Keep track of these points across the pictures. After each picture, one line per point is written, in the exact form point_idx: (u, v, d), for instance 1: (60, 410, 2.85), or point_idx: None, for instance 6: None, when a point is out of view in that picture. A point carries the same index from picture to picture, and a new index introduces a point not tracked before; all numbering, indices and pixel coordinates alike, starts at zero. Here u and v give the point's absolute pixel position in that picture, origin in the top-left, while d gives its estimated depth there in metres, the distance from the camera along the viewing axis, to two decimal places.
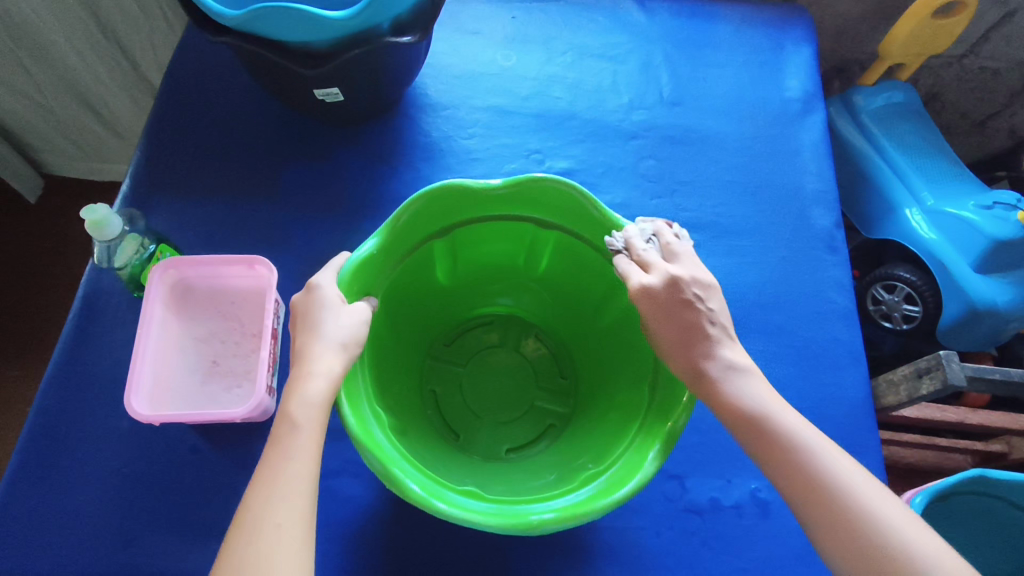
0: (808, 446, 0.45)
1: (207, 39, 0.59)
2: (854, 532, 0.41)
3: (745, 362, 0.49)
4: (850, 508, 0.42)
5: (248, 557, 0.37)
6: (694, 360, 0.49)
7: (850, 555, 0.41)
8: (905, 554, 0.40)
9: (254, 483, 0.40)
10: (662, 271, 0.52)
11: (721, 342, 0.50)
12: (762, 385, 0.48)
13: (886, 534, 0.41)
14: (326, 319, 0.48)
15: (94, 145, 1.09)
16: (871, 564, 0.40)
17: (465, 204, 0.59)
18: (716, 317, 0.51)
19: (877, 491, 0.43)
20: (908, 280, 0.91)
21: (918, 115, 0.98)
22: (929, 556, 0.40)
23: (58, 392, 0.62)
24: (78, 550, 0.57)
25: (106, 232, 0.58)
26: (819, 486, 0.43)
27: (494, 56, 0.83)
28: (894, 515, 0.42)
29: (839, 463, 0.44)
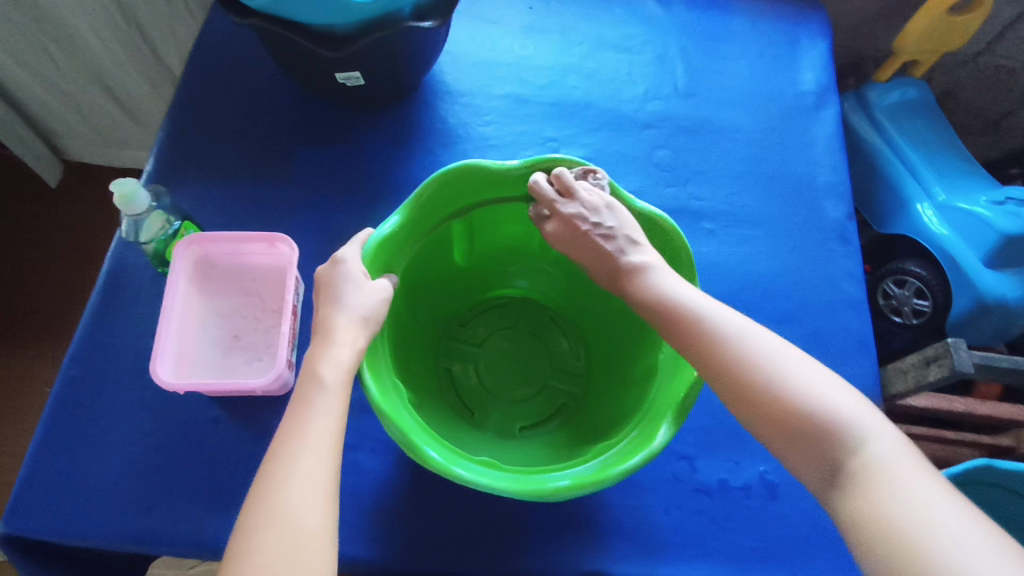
0: (707, 317, 0.47)
1: (234, 21, 0.61)
2: (751, 386, 0.44)
3: (652, 259, 0.53)
4: (749, 371, 0.44)
5: (278, 508, 0.39)
6: (610, 270, 0.55)
7: (752, 411, 0.43)
8: (800, 396, 0.42)
9: (281, 442, 0.42)
10: (558, 215, 0.57)
11: (624, 252, 0.54)
12: (668, 273, 0.52)
13: (781, 386, 0.43)
14: (348, 292, 0.49)
15: (115, 131, 1.11)
16: (768, 414, 0.43)
17: (484, 185, 0.60)
18: (618, 232, 0.55)
19: (777, 346, 0.45)
20: (919, 275, 0.92)
21: (931, 112, 0.98)
22: (819, 394, 0.42)
23: (84, 363, 0.64)
24: (102, 515, 0.58)
25: (134, 206, 0.60)
26: (717, 351, 0.46)
27: (512, 45, 0.85)
28: (790, 363, 0.44)
29: (743, 328, 0.46)
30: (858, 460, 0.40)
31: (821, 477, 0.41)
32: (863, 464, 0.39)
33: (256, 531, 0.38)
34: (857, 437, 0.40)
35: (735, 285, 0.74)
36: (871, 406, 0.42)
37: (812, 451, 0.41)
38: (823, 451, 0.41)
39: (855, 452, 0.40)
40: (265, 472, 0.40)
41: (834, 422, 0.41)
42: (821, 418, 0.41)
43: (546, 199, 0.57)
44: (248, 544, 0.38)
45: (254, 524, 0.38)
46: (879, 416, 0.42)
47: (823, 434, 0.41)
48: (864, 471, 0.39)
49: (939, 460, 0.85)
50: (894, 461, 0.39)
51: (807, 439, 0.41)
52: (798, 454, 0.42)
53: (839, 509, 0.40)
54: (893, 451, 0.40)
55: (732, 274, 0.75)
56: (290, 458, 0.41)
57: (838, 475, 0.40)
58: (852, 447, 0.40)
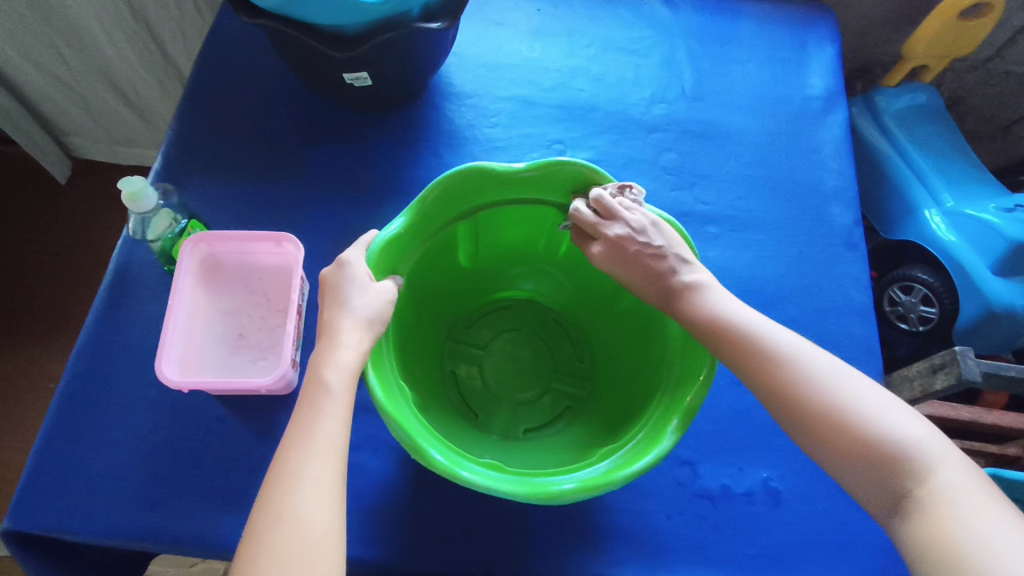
0: (762, 337, 0.47)
1: (243, 21, 0.61)
2: (808, 410, 0.43)
3: (705, 279, 0.52)
4: (810, 396, 0.43)
5: (287, 509, 0.39)
6: (662, 290, 0.53)
7: (810, 434, 0.43)
8: (863, 421, 0.42)
9: (287, 444, 0.42)
10: (604, 236, 0.57)
11: (677, 270, 0.53)
12: (724, 293, 0.51)
13: (845, 411, 0.42)
14: (353, 294, 0.49)
15: (123, 129, 1.11)
16: (826, 437, 0.42)
17: (489, 187, 0.60)
18: (667, 252, 0.54)
19: (838, 369, 0.45)
20: (925, 282, 0.91)
21: (940, 117, 0.98)
22: (883, 418, 0.42)
23: (90, 359, 0.64)
24: (106, 511, 0.59)
25: (142, 204, 0.60)
26: (772, 372, 0.45)
27: (519, 47, 0.85)
28: (848, 386, 0.43)
29: (804, 350, 0.46)
30: (923, 488, 0.39)
31: (885, 504, 0.41)
32: (932, 493, 0.39)
33: (263, 533, 0.38)
34: (924, 465, 0.40)
35: (740, 290, 0.74)
36: (938, 432, 0.41)
37: (875, 477, 0.41)
38: (886, 478, 0.40)
39: (922, 480, 0.39)
40: (272, 474, 0.41)
41: (898, 448, 0.40)
42: (885, 444, 0.41)
43: (590, 223, 0.58)
44: (257, 546, 0.38)
45: (261, 526, 0.38)
46: (947, 441, 0.41)
47: (886, 460, 0.41)
48: (929, 500, 0.39)
49: None
50: (959, 490, 0.38)
51: (868, 465, 0.41)
52: (859, 480, 0.42)
53: (902, 536, 0.39)
54: (960, 479, 0.39)
55: (738, 279, 0.74)
56: (296, 459, 0.41)
57: (904, 503, 0.40)
58: (917, 475, 0.40)
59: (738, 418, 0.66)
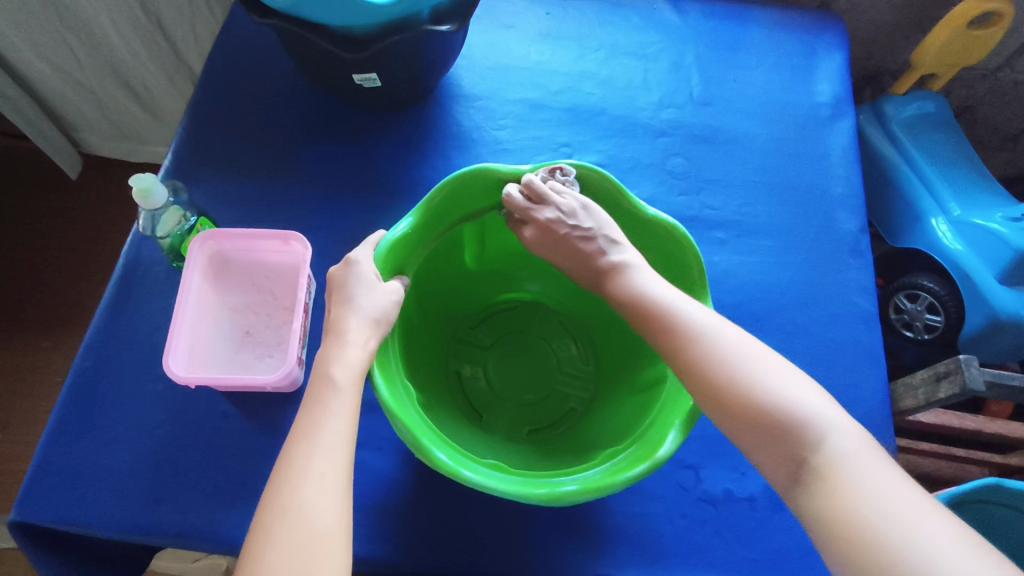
0: (679, 314, 0.49)
1: (255, 21, 0.62)
2: (715, 382, 0.45)
3: (635, 259, 0.55)
4: (718, 367, 0.45)
5: (294, 506, 0.39)
6: (593, 270, 0.57)
7: (716, 406, 0.45)
8: (767, 394, 0.44)
9: (294, 441, 0.42)
10: (535, 220, 0.58)
11: (604, 250, 0.56)
12: (648, 272, 0.54)
13: (753, 383, 0.44)
14: (360, 294, 0.50)
15: (134, 126, 1.12)
16: (731, 408, 0.44)
17: (497, 189, 0.60)
18: (595, 235, 0.57)
19: (744, 342, 0.47)
20: (931, 290, 0.91)
21: (948, 125, 0.97)
22: (785, 388, 0.44)
23: (98, 354, 0.65)
24: (112, 504, 0.59)
25: (153, 200, 0.61)
26: (688, 347, 0.47)
27: (528, 50, 0.85)
28: (758, 360, 0.45)
29: (714, 324, 0.48)
30: (821, 455, 0.41)
31: (784, 474, 0.42)
32: (826, 460, 0.41)
33: (271, 529, 0.38)
34: (818, 434, 0.42)
35: (746, 295, 0.74)
36: (836, 405, 0.43)
37: (774, 447, 0.43)
38: (785, 447, 0.42)
39: (816, 448, 0.41)
40: (280, 471, 0.41)
41: (794, 417, 0.42)
42: (783, 413, 0.43)
43: (521, 208, 0.59)
44: (265, 542, 0.38)
45: (270, 522, 0.39)
46: (844, 414, 0.44)
47: (786, 429, 0.42)
48: (825, 467, 0.40)
49: (948, 477, 0.84)
50: (852, 457, 0.40)
51: (768, 434, 0.43)
52: (762, 450, 0.43)
53: (801, 505, 0.41)
54: (854, 448, 0.41)
55: (743, 284, 0.75)
56: (303, 456, 0.41)
57: (801, 470, 0.41)
58: (813, 443, 0.41)
59: None
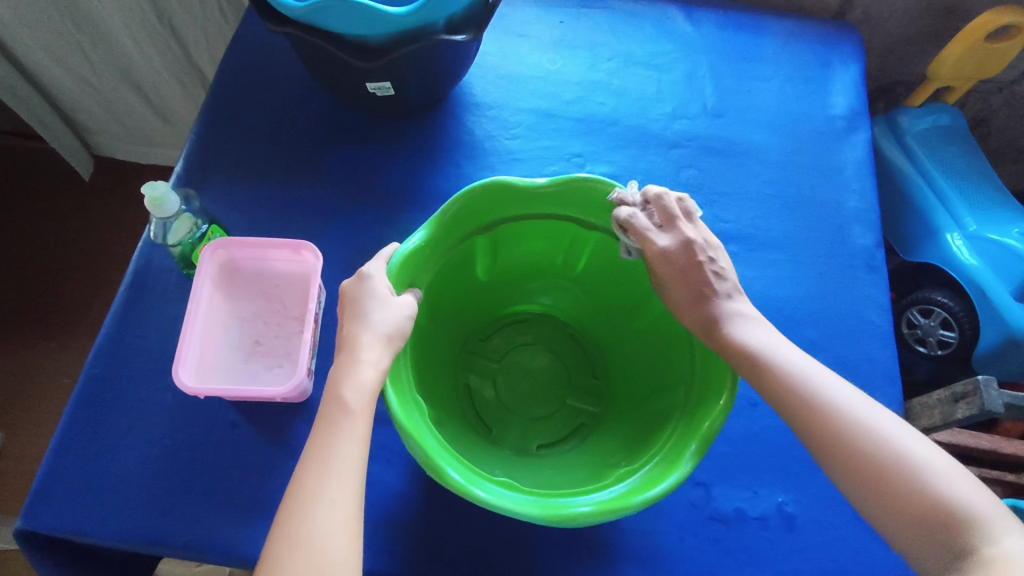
0: (814, 382, 0.47)
1: (270, 28, 0.61)
2: (866, 462, 0.44)
3: (753, 312, 0.53)
4: (863, 442, 0.44)
5: (304, 532, 0.40)
6: (702, 316, 0.53)
7: (863, 487, 0.44)
8: (925, 478, 0.42)
9: (306, 465, 0.43)
10: (678, 234, 0.55)
11: (730, 297, 0.53)
12: (768, 329, 0.52)
13: (905, 467, 0.43)
14: (373, 309, 0.49)
15: (145, 129, 1.12)
16: (887, 491, 0.43)
17: (511, 202, 0.60)
18: (725, 276, 0.54)
19: (889, 418, 0.45)
20: (945, 305, 0.90)
21: (964, 139, 0.97)
22: (940, 472, 0.42)
23: (107, 361, 0.65)
24: (119, 514, 0.59)
25: (164, 209, 0.60)
26: (826, 420, 0.46)
27: (541, 59, 0.85)
28: (907, 441, 0.44)
29: (856, 396, 0.46)
30: (991, 550, 0.39)
31: (942, 565, 0.41)
32: (996, 554, 0.39)
33: (283, 555, 0.39)
34: (984, 527, 0.40)
35: (758, 310, 0.73)
36: (994, 494, 0.42)
37: (932, 536, 0.41)
38: (945, 538, 0.41)
39: (989, 542, 0.40)
40: (292, 495, 0.41)
41: (951, 504, 0.41)
42: (940, 499, 0.41)
43: (669, 215, 0.56)
44: (275, 568, 0.39)
45: (281, 547, 0.39)
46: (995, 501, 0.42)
47: (948, 519, 0.41)
48: (996, 562, 0.39)
49: None
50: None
51: (928, 523, 0.41)
52: (913, 538, 0.42)
53: None
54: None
55: (757, 298, 0.74)
56: (315, 482, 0.42)
57: (964, 562, 0.40)
58: (984, 537, 0.40)
59: (754, 440, 0.66)
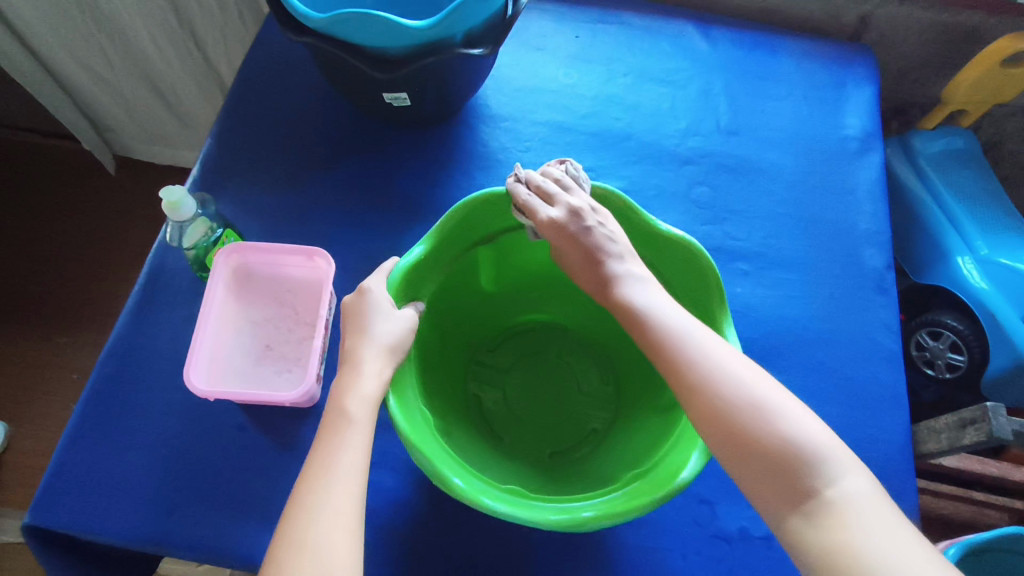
0: (682, 332, 0.48)
1: (290, 38, 0.61)
2: (723, 409, 0.44)
3: (643, 273, 0.53)
4: (716, 385, 0.45)
5: (306, 545, 0.40)
6: (599, 276, 0.54)
7: (720, 434, 0.44)
8: (777, 420, 0.43)
9: (308, 476, 0.43)
10: (563, 204, 0.56)
11: (620, 258, 0.54)
12: (647, 283, 0.52)
13: (759, 411, 0.43)
14: (377, 322, 0.50)
15: (162, 130, 1.14)
16: (741, 435, 0.43)
17: (517, 209, 0.62)
18: (615, 238, 0.55)
19: (739, 361, 0.46)
20: (953, 328, 0.90)
21: (977, 163, 0.96)
22: (794, 419, 0.43)
23: (119, 360, 0.65)
24: (125, 512, 0.59)
25: (181, 213, 0.61)
26: (691, 368, 0.46)
27: (556, 73, 0.85)
28: (763, 387, 0.44)
29: (706, 339, 0.47)
30: (831, 492, 0.40)
31: (785, 508, 0.41)
32: (838, 496, 0.40)
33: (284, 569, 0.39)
34: (831, 471, 0.41)
35: (767, 328, 0.73)
36: (839, 440, 0.43)
37: (780, 481, 0.42)
38: (792, 481, 0.41)
39: (829, 483, 0.41)
40: (295, 508, 0.42)
41: (804, 450, 0.42)
42: (795, 445, 0.42)
43: (548, 192, 0.58)
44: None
45: (283, 561, 0.39)
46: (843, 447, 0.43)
47: (795, 462, 0.41)
48: (835, 505, 0.40)
49: (966, 521, 0.83)
50: (864, 497, 0.40)
51: (775, 466, 0.42)
52: (761, 483, 0.42)
53: (805, 540, 0.40)
54: (862, 487, 0.41)
55: (764, 317, 0.74)
56: (318, 493, 0.42)
57: (806, 503, 0.41)
58: (825, 479, 0.41)
59: None
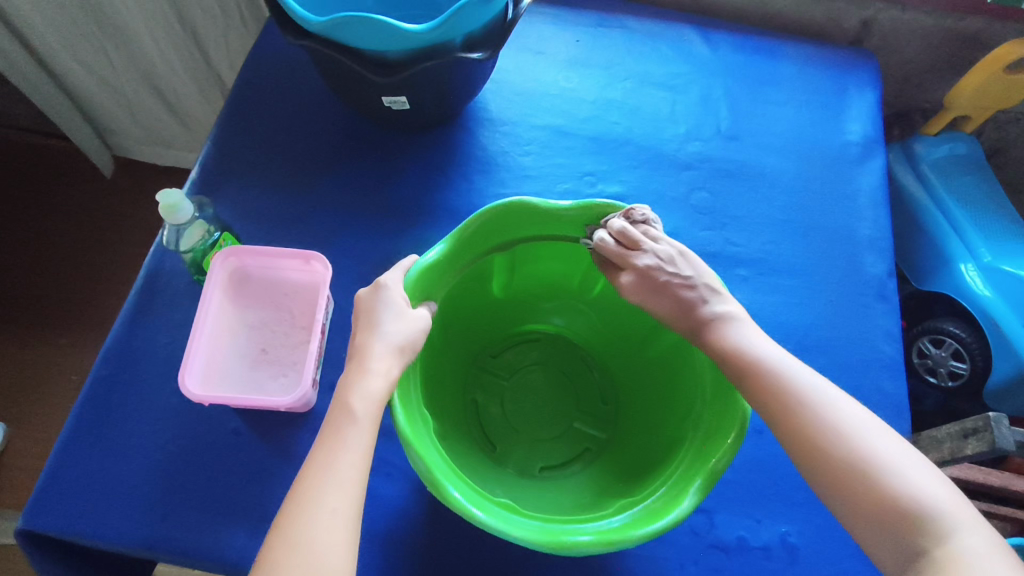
0: (787, 380, 0.47)
1: (289, 41, 0.61)
2: (836, 461, 0.44)
3: (736, 311, 0.53)
4: (822, 435, 0.45)
5: (302, 540, 0.40)
6: (691, 320, 0.54)
7: (828, 483, 0.44)
8: (886, 475, 0.42)
9: (310, 470, 0.44)
10: (634, 266, 0.57)
11: (706, 300, 0.54)
12: (750, 326, 0.52)
13: (869, 466, 0.43)
14: (387, 320, 0.50)
15: (163, 132, 1.14)
16: (850, 487, 0.43)
17: (532, 221, 0.61)
18: (696, 285, 0.55)
19: (855, 411, 0.46)
20: (956, 335, 0.89)
21: (981, 169, 0.95)
22: (907, 474, 0.42)
23: (115, 363, 0.65)
24: (119, 516, 0.59)
25: (178, 216, 0.61)
26: (798, 416, 0.46)
27: (556, 77, 0.85)
28: (871, 438, 0.44)
29: (822, 388, 0.47)
30: (942, 551, 0.40)
31: (896, 561, 0.41)
32: (948, 554, 0.39)
33: (279, 561, 0.40)
34: (945, 528, 0.40)
35: (767, 335, 0.73)
36: (959, 495, 0.42)
37: (889, 535, 0.41)
38: (903, 536, 0.41)
39: (941, 541, 0.40)
40: (293, 501, 0.42)
41: (917, 505, 0.41)
42: (907, 499, 0.41)
43: (615, 252, 0.58)
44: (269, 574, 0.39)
45: (279, 554, 0.40)
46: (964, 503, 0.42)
47: (905, 518, 0.41)
48: (948, 563, 0.39)
49: None
50: (979, 557, 0.39)
51: (884, 519, 0.41)
52: (873, 534, 0.42)
53: None
54: (981, 546, 0.39)
55: (764, 324, 0.73)
56: (317, 490, 0.42)
57: (916, 561, 0.40)
58: (935, 537, 0.40)
59: (758, 468, 0.65)
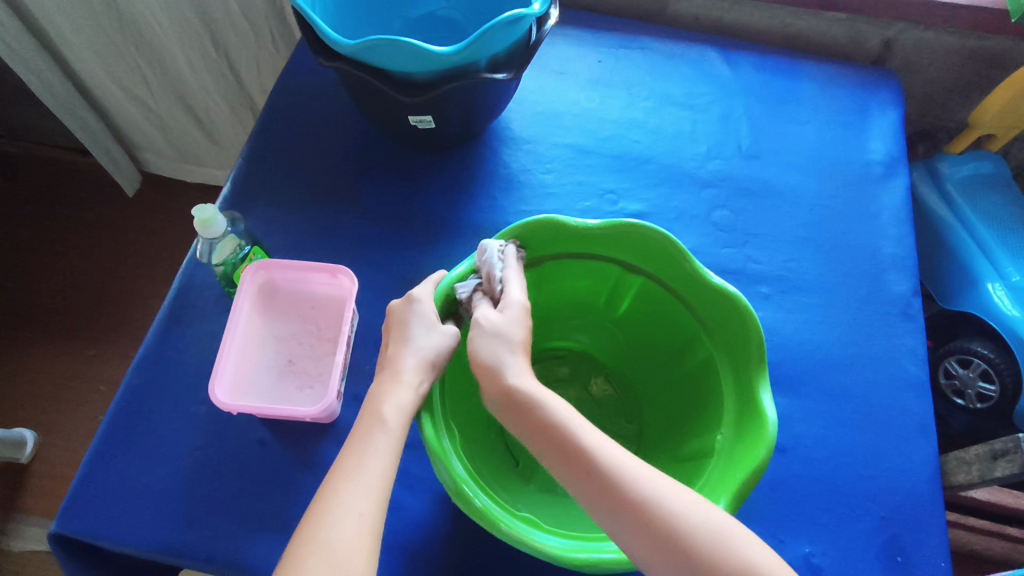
0: (576, 430, 0.48)
1: (322, 63, 0.63)
2: (639, 503, 0.44)
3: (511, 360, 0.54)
4: (621, 484, 0.45)
5: (327, 540, 0.41)
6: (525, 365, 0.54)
7: (645, 544, 0.43)
8: (692, 522, 0.43)
9: (340, 472, 0.46)
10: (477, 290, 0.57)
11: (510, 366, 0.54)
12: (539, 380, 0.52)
13: (684, 516, 0.43)
14: (418, 334, 0.54)
15: (193, 151, 1.17)
16: (673, 538, 0.42)
17: (561, 240, 0.64)
18: (497, 354, 0.54)
19: (640, 462, 0.46)
20: (984, 356, 0.88)
21: (1008, 188, 0.93)
22: (715, 523, 0.43)
23: (146, 371, 0.67)
24: (146, 524, 0.60)
25: (211, 230, 0.62)
26: (598, 468, 0.46)
27: (578, 97, 0.87)
28: (671, 488, 0.45)
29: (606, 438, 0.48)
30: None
31: None
32: None
33: (304, 559, 0.41)
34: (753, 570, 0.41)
35: (788, 354, 0.73)
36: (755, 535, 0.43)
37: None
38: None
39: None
40: (321, 501, 0.44)
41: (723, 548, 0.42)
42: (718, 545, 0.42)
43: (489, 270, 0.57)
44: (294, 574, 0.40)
45: (304, 553, 0.41)
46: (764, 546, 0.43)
47: None
48: None
49: (997, 556, 0.85)
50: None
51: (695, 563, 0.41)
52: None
53: None
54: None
55: (785, 341, 0.73)
56: (345, 491, 0.44)
57: None
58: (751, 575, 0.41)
59: (782, 486, 0.65)
